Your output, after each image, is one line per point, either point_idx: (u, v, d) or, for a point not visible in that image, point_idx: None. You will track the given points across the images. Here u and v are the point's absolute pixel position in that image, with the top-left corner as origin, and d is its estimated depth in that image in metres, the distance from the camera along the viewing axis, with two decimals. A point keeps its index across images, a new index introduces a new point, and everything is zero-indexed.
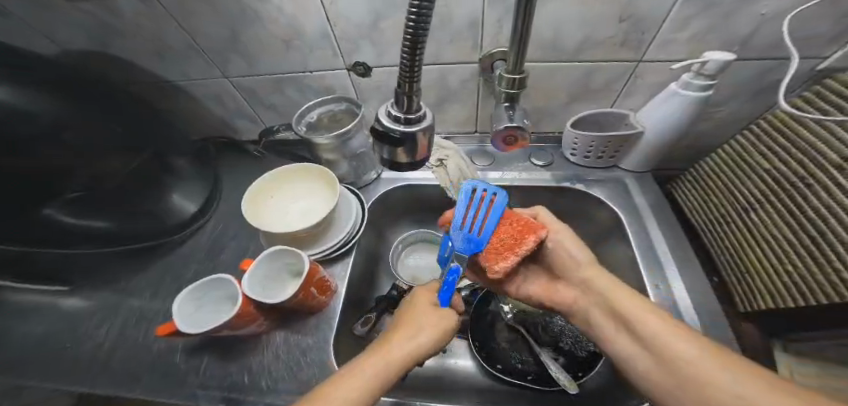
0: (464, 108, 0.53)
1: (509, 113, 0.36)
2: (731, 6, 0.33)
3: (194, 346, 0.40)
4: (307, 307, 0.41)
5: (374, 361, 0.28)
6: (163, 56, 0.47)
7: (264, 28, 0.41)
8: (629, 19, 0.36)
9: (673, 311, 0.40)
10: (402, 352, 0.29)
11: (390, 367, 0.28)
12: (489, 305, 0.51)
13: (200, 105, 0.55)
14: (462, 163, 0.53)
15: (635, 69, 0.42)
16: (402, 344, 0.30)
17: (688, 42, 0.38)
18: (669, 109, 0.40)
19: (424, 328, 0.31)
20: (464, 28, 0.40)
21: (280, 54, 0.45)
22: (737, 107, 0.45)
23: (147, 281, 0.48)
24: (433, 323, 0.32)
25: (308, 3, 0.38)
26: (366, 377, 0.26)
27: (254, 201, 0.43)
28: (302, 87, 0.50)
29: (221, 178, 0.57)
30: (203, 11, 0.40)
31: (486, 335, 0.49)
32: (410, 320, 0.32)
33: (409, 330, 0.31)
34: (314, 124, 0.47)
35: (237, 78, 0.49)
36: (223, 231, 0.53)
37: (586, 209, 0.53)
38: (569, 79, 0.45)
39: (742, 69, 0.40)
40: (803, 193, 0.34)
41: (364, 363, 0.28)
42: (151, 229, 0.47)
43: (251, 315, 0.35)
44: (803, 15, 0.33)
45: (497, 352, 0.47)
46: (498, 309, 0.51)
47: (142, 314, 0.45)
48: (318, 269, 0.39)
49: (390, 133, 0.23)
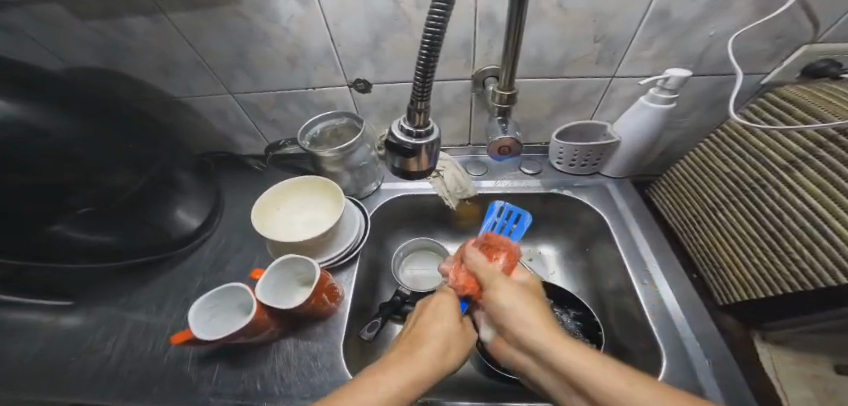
0: (457, 120, 0.57)
1: (502, 126, 0.40)
2: (689, 27, 0.38)
3: (205, 355, 0.41)
4: (316, 314, 0.42)
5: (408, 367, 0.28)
6: (164, 75, 0.48)
7: (270, 46, 0.43)
8: (602, 39, 0.41)
9: (658, 304, 0.44)
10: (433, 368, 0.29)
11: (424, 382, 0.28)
12: None
13: (202, 120, 0.56)
14: (458, 173, 0.56)
15: (609, 84, 0.47)
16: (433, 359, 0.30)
17: (653, 60, 0.43)
18: (643, 118, 0.44)
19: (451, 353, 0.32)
20: (458, 49, 0.44)
21: (284, 72, 0.47)
22: (699, 118, 0.51)
23: (151, 294, 0.49)
24: (459, 346, 0.33)
25: (314, 24, 0.41)
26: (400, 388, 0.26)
27: (262, 214, 0.44)
28: (305, 103, 0.52)
29: (223, 193, 0.58)
30: (209, 32, 0.41)
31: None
32: (430, 338, 0.32)
33: (434, 347, 0.31)
34: (317, 138, 0.50)
35: (241, 95, 0.51)
36: (227, 243, 0.53)
37: (574, 212, 0.57)
38: (552, 94, 0.49)
39: (701, 84, 0.45)
40: (760, 193, 0.38)
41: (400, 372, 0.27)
42: (157, 241, 0.48)
43: (265, 322, 0.37)
44: (746, 36, 0.39)
45: None
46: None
47: (147, 327, 0.45)
48: (327, 277, 0.41)
49: (403, 145, 0.26)
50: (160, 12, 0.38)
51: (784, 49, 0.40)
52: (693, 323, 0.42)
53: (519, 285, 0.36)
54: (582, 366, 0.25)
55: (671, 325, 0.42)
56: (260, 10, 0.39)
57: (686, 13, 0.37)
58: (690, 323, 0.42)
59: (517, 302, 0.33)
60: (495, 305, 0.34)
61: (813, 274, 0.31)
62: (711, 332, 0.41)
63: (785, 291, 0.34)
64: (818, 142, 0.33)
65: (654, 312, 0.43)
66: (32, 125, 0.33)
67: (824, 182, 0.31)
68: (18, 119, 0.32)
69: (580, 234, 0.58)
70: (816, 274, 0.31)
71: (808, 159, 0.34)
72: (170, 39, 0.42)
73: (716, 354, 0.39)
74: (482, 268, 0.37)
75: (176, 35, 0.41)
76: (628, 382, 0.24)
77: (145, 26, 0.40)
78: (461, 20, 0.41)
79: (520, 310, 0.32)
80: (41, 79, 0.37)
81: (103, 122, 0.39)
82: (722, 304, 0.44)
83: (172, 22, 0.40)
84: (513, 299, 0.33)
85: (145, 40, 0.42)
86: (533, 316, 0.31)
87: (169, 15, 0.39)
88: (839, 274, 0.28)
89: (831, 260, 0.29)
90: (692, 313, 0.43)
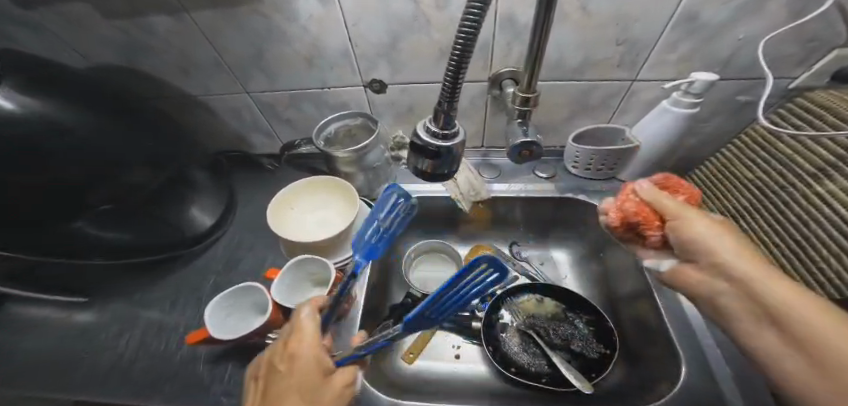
0: (472, 122, 0.56)
1: (523, 128, 0.38)
2: (716, 30, 0.37)
3: (217, 354, 0.41)
4: (329, 314, 0.42)
5: None
6: (181, 73, 0.48)
7: (288, 45, 0.43)
8: (625, 42, 0.40)
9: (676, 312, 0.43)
10: None
11: None
12: (500, 310, 0.53)
13: (217, 119, 0.56)
14: (471, 176, 0.56)
15: (629, 88, 0.46)
16: None
17: (677, 63, 0.42)
18: (664, 122, 0.44)
19: None
20: (477, 50, 0.44)
21: (301, 72, 0.47)
22: (720, 123, 0.50)
23: (163, 291, 0.49)
24: None
25: (334, 24, 0.41)
26: None
27: (276, 214, 0.44)
28: (320, 102, 0.52)
29: (236, 191, 0.58)
30: (229, 31, 0.41)
31: (500, 339, 0.51)
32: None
33: None
34: (332, 139, 0.50)
35: (257, 94, 0.51)
36: (239, 242, 0.54)
37: (588, 218, 0.56)
38: (570, 97, 0.49)
39: (724, 88, 0.45)
40: (785, 200, 0.37)
41: None
42: (171, 239, 0.48)
43: (279, 322, 0.37)
44: (775, 40, 0.38)
45: (511, 355, 0.49)
46: (510, 312, 0.53)
47: (160, 324, 0.45)
48: (341, 278, 0.41)
49: (427, 147, 0.25)
50: (182, 11, 0.39)
51: (814, 53, 0.39)
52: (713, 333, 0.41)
53: (662, 224, 0.33)
54: (788, 299, 0.22)
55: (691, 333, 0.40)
56: (281, 9, 0.39)
57: (714, 16, 0.36)
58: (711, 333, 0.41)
59: (703, 224, 0.29)
60: (682, 235, 0.30)
61: (838, 283, 0.30)
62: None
63: None
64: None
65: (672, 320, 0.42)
66: (57, 121, 0.33)
67: None
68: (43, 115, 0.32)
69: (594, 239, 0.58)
70: (842, 283, 0.30)
71: (838, 166, 0.32)
72: (191, 37, 0.42)
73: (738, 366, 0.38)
74: (664, 203, 0.33)
75: (196, 34, 0.41)
76: (826, 317, 0.21)
77: (167, 24, 0.40)
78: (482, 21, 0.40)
79: (701, 230, 0.29)
80: (65, 76, 0.37)
81: (124, 120, 0.39)
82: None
83: (193, 21, 0.40)
84: (711, 231, 0.29)
85: (166, 39, 0.42)
86: (705, 227, 0.29)
87: (191, 14, 0.39)
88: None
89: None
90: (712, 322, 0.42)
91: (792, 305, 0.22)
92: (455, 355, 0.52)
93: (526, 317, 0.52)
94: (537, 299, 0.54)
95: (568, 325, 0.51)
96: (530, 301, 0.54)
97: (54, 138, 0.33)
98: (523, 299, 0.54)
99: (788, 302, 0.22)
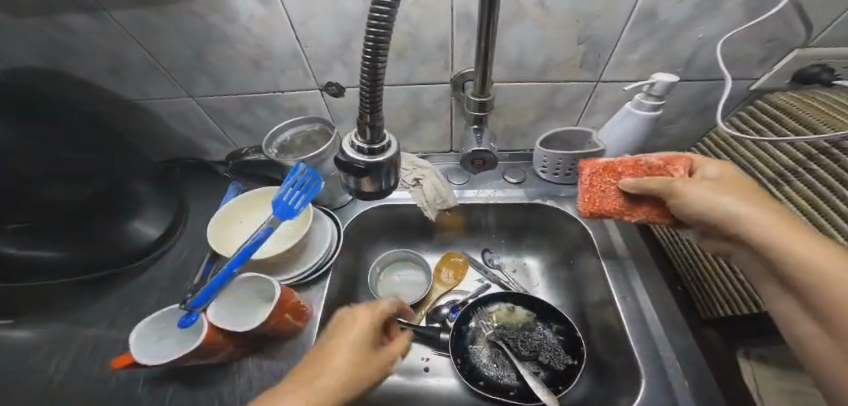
0: (439, 126, 0.54)
1: (477, 135, 0.37)
2: (677, 29, 0.36)
3: (156, 376, 0.39)
4: (280, 333, 0.39)
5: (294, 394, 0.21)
6: (116, 76, 0.44)
7: (230, 47, 0.40)
8: (586, 41, 0.38)
9: (638, 318, 0.42)
10: (331, 375, 0.23)
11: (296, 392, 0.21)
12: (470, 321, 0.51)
13: (164, 125, 0.52)
14: (438, 183, 0.54)
15: (594, 89, 0.45)
16: (328, 373, 0.23)
17: (639, 63, 0.41)
18: (628, 125, 0.42)
19: (338, 350, 0.25)
20: (435, 49, 0.42)
21: (249, 74, 0.44)
22: (686, 126, 0.49)
23: (102, 311, 0.46)
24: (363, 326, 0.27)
25: (276, 23, 0.37)
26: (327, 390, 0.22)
27: (221, 229, 0.41)
28: (274, 107, 0.49)
29: (188, 201, 0.55)
30: (159, 30, 0.38)
31: (468, 351, 0.48)
32: (308, 371, 0.24)
33: (322, 356, 0.25)
34: (286, 146, 0.47)
35: (203, 98, 0.47)
36: (190, 256, 0.50)
37: (558, 223, 0.55)
38: (535, 99, 0.47)
39: (688, 90, 0.43)
40: None
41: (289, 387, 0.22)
42: (108, 255, 0.45)
43: (220, 343, 0.33)
44: (735, 40, 0.37)
45: (479, 368, 0.47)
46: (479, 322, 0.51)
47: (96, 346, 0.42)
48: (291, 294, 0.38)
49: (353, 163, 0.22)
50: (102, 9, 0.35)
51: (775, 53, 0.38)
52: (673, 339, 0.40)
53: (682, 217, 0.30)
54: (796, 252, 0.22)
55: (651, 340, 0.40)
56: (215, 7, 0.35)
57: (674, 14, 0.35)
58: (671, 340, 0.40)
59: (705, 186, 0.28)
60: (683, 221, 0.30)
61: None
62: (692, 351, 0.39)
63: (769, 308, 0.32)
64: (809, 155, 0.31)
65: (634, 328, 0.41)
66: None
67: (813, 196, 0.29)
68: None
69: (564, 245, 0.56)
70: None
71: (798, 171, 0.31)
72: (118, 38, 0.38)
73: (694, 374, 0.37)
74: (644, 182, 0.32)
75: (124, 33, 0.38)
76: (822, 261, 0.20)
77: (89, 23, 0.37)
78: (436, 20, 0.38)
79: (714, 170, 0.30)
80: None
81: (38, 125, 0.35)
82: (705, 317, 0.41)
83: (116, 20, 0.36)
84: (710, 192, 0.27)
85: (91, 39, 0.38)
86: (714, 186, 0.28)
87: (112, 12, 0.35)
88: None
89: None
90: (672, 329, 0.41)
91: (793, 260, 0.22)
92: (425, 368, 0.50)
93: (496, 327, 0.50)
94: (509, 308, 0.51)
95: (537, 334, 0.49)
96: (499, 310, 0.52)
97: None
98: (492, 308, 0.52)
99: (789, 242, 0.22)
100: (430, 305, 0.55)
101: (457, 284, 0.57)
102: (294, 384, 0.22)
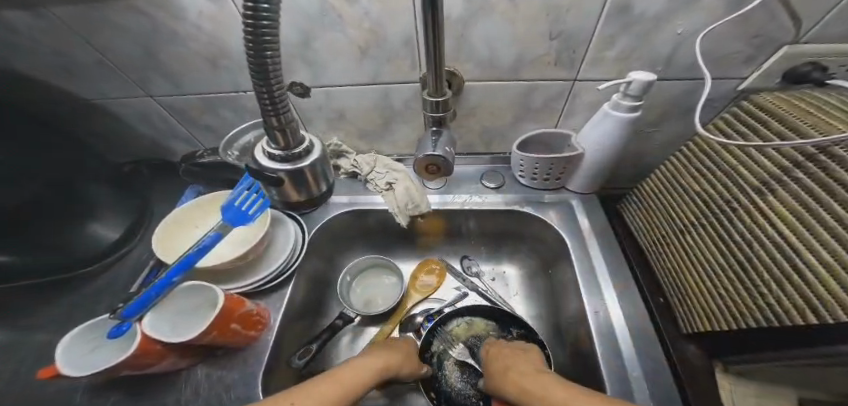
0: (412, 128, 0.52)
1: (433, 139, 0.34)
2: (655, 23, 0.33)
3: (98, 387, 0.38)
4: (229, 342, 0.36)
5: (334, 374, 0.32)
6: (69, 75, 0.42)
7: (181, 45, 0.38)
8: (558, 36, 0.36)
9: (608, 333, 0.39)
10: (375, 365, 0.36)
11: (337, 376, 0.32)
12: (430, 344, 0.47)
13: (127, 125, 0.50)
14: (411, 187, 0.51)
15: (571, 89, 0.42)
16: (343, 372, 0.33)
17: (617, 61, 0.38)
18: (605, 127, 0.39)
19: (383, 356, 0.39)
20: (400, 46, 0.39)
21: (206, 74, 0.41)
22: (673, 128, 0.46)
23: (51, 317, 0.44)
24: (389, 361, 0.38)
25: (226, 20, 0.35)
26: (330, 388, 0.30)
27: (172, 233, 0.39)
28: (238, 108, 0.47)
29: (153, 204, 0.53)
30: (104, 27, 0.36)
31: (438, 379, 0.44)
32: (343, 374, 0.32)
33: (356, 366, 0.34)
34: (249, 148, 0.45)
35: (162, 98, 0.45)
36: (150, 260, 0.49)
37: (538, 230, 0.52)
38: (510, 99, 0.45)
39: (673, 89, 0.40)
40: (730, 217, 0.33)
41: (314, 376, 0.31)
42: (60, 260, 0.43)
43: (156, 353, 0.31)
44: (719, 34, 0.34)
45: (453, 396, 0.43)
46: (440, 344, 0.47)
47: (40, 355, 0.41)
48: (239, 302, 0.36)
49: (273, 171, 0.25)
50: (40, 4, 0.33)
51: (763, 51, 0.35)
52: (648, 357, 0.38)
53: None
54: None
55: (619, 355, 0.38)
56: (158, 4, 0.33)
57: (649, 7, 0.32)
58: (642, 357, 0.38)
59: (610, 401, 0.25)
60: None
61: (779, 310, 0.26)
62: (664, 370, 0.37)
63: (748, 327, 0.29)
64: (794, 161, 0.28)
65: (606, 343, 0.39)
66: None
67: (798, 207, 0.26)
68: None
69: (543, 253, 0.53)
70: (783, 310, 0.25)
71: (782, 180, 0.28)
72: (63, 35, 0.37)
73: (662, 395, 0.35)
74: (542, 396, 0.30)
75: (68, 31, 0.36)
76: None
77: (28, 20, 0.35)
78: (396, 14, 0.36)
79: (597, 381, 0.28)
80: None
81: None
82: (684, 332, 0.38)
83: (57, 16, 0.34)
84: (616, 405, 0.25)
85: (34, 37, 0.36)
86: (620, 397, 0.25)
87: (51, 8, 0.33)
88: (811, 313, 0.23)
89: (803, 297, 0.24)
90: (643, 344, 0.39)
91: None
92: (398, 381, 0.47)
93: (460, 347, 0.46)
94: (468, 321, 0.48)
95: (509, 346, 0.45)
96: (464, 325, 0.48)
97: None
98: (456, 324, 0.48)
99: None
100: (405, 313, 0.52)
101: (433, 292, 0.55)
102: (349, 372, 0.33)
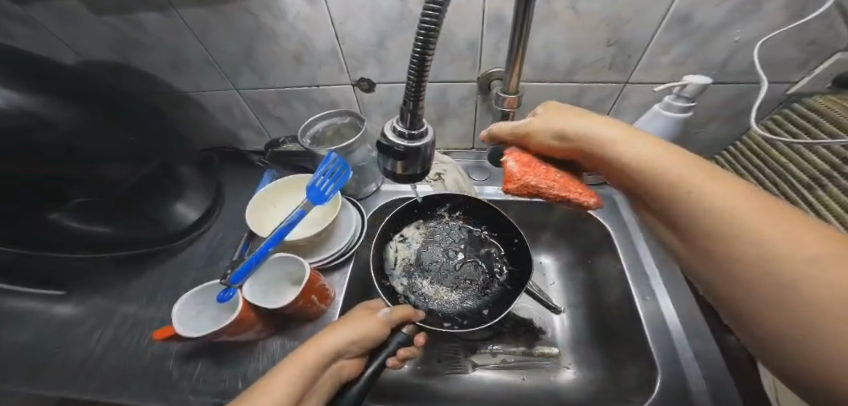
0: (462, 124, 0.56)
1: None
2: (713, 30, 0.36)
3: (188, 351, 0.43)
4: (304, 314, 0.41)
5: (305, 360, 0.30)
6: (170, 70, 0.47)
7: (275, 43, 0.43)
8: (616, 43, 0.39)
9: (659, 322, 0.43)
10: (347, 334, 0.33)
11: (308, 367, 0.30)
12: (400, 245, 0.48)
13: (207, 115, 0.56)
14: (459, 178, 0.55)
15: (621, 90, 0.45)
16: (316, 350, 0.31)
17: (671, 66, 0.41)
18: (654, 127, 0.42)
19: (360, 320, 0.36)
20: (465, 48, 0.43)
21: (289, 69, 0.46)
22: (717, 129, 0.48)
23: (142, 288, 0.50)
24: (359, 323, 0.35)
25: (318, 22, 0.40)
26: (288, 381, 0.28)
27: (256, 212, 0.44)
28: (309, 101, 0.52)
29: (224, 188, 0.58)
30: (212, 27, 0.41)
31: (412, 286, 0.46)
32: (312, 348, 0.32)
33: (336, 331, 0.34)
34: (318, 137, 0.49)
35: (245, 91, 0.50)
36: (223, 239, 0.54)
37: (579, 225, 0.55)
38: (562, 98, 0.48)
39: (722, 92, 0.43)
40: None
41: (288, 363, 0.30)
42: (153, 235, 0.49)
43: (250, 320, 0.36)
44: (772, 42, 0.36)
45: (434, 302, 0.45)
46: (455, 304, 0.45)
47: (137, 320, 0.47)
48: (318, 277, 0.40)
49: (393, 147, 0.24)
50: (171, 7, 0.38)
51: (816, 57, 0.37)
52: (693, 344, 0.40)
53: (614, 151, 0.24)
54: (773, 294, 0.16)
55: (668, 342, 0.41)
56: (265, 6, 0.38)
57: (710, 17, 0.35)
58: (690, 342, 0.41)
59: (709, 191, 0.19)
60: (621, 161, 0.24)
61: None
62: (713, 355, 0.40)
63: None
64: (846, 159, 0.30)
65: (655, 332, 0.42)
66: (41, 116, 0.34)
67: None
68: (32, 110, 0.33)
69: (583, 246, 0.56)
70: None
71: (834, 175, 0.31)
72: (178, 33, 0.42)
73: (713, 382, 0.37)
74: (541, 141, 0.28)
75: (183, 30, 0.41)
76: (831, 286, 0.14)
77: (156, 21, 0.40)
78: (468, 20, 0.40)
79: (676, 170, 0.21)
80: (54, 70, 0.38)
81: (105, 109, 0.39)
82: None
83: (180, 17, 0.40)
84: (710, 208, 0.19)
85: (157, 35, 0.42)
86: (712, 193, 0.19)
87: (179, 10, 0.39)
88: None
89: None
90: (692, 333, 0.41)
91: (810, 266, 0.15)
92: (439, 359, 0.50)
93: (454, 288, 0.46)
94: (437, 220, 0.50)
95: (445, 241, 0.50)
96: (424, 275, 0.47)
97: (36, 131, 0.34)
98: (416, 283, 0.46)
99: (759, 280, 0.17)
100: None
101: None
102: (315, 346, 0.32)
